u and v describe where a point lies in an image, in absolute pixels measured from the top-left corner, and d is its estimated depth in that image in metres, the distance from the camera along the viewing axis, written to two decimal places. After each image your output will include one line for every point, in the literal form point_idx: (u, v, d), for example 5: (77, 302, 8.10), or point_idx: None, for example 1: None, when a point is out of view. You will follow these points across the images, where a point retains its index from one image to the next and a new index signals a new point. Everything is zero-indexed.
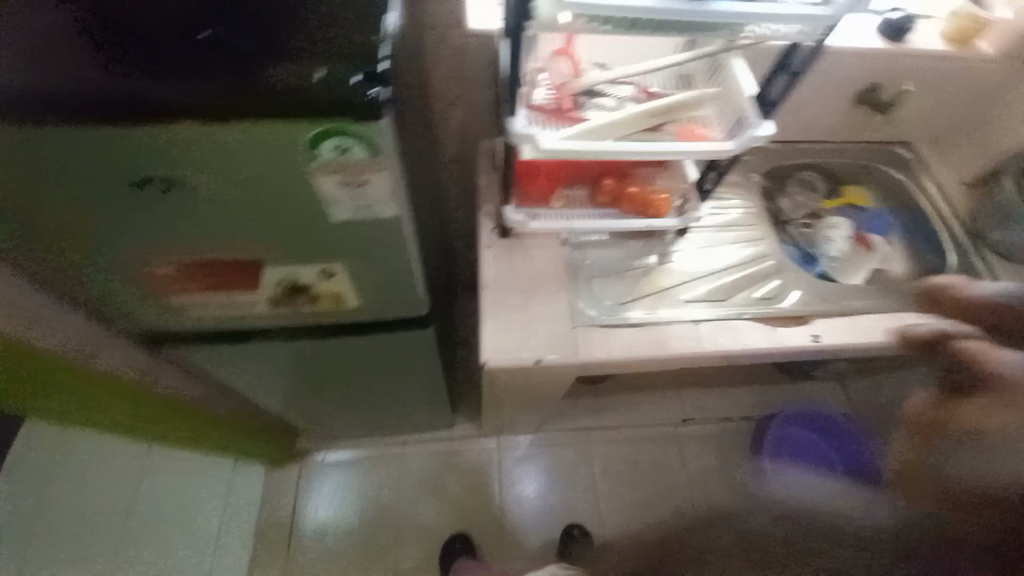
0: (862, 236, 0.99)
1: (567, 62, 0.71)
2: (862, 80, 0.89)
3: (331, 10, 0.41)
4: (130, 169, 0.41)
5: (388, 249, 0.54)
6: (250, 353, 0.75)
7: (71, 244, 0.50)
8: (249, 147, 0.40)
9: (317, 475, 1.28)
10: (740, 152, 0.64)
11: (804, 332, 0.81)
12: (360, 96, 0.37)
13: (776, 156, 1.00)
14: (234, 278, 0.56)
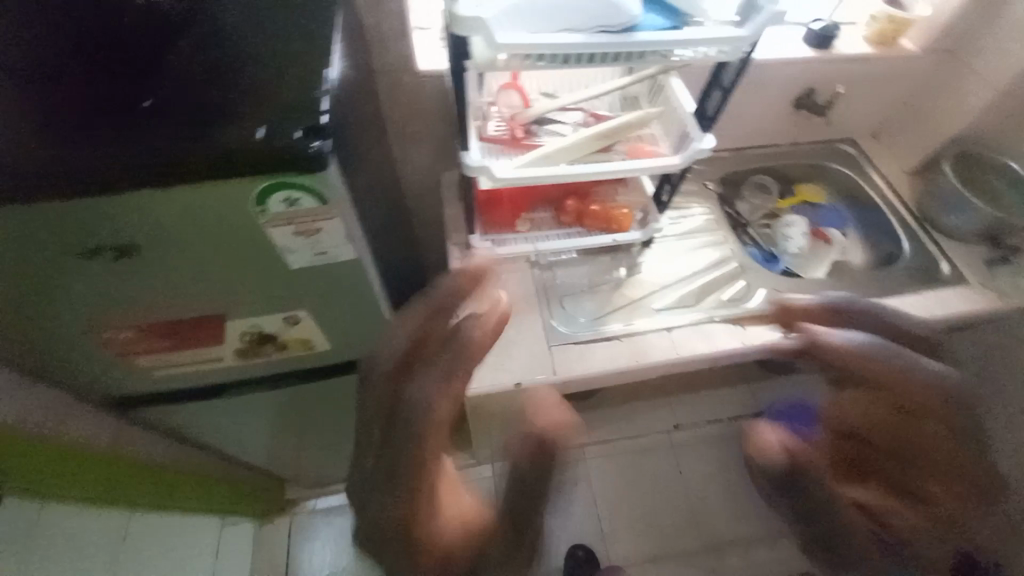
0: (820, 230, 1.03)
1: (517, 94, 0.74)
2: (798, 86, 0.94)
3: (272, 70, 0.43)
4: (81, 239, 0.42)
5: (350, 289, 0.55)
6: (225, 407, 0.74)
7: (23, 320, 0.49)
8: (200, 206, 0.41)
9: (310, 524, 1.24)
10: (688, 164, 0.67)
11: (775, 329, 0.83)
12: (301, 148, 0.38)
13: (728, 162, 1.05)
14: (198, 334, 0.56)
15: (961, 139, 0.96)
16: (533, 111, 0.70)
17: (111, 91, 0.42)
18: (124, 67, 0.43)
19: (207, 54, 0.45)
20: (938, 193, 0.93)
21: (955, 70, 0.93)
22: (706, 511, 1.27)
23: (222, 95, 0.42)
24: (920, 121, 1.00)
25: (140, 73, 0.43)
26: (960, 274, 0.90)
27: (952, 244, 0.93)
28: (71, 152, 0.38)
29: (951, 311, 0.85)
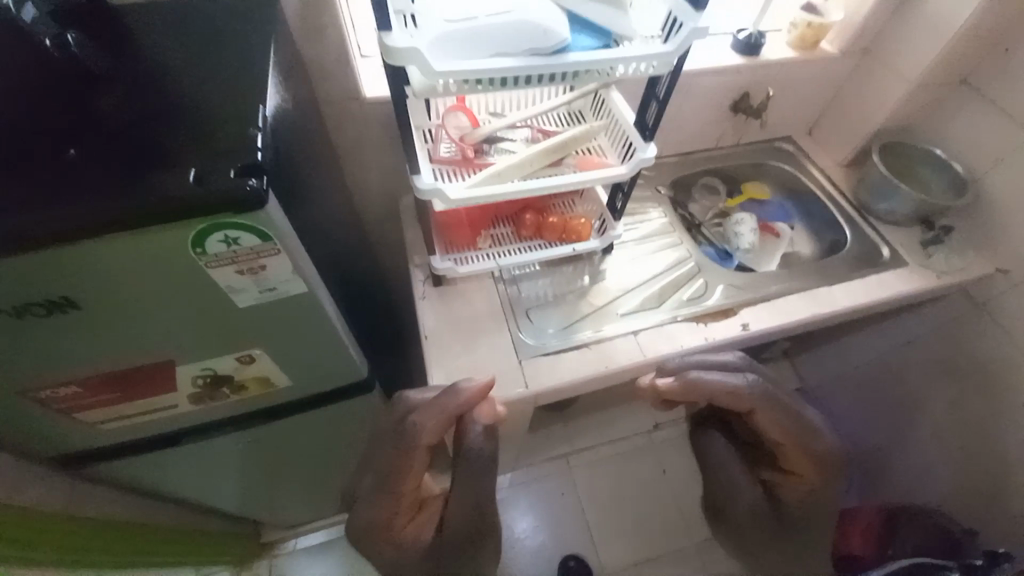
0: (769, 225, 1.08)
1: (464, 115, 0.75)
2: (733, 91, 0.99)
3: (204, 112, 0.44)
4: (8, 297, 0.40)
5: (306, 323, 0.55)
6: (185, 456, 0.71)
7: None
8: (138, 254, 0.41)
9: (292, 568, 1.19)
10: (634, 173, 0.69)
11: (734, 323, 0.86)
12: (237, 187, 0.39)
13: (676, 167, 1.09)
14: (149, 384, 0.54)
15: (884, 131, 1.03)
16: (482, 131, 0.71)
17: (34, 146, 0.41)
18: (49, 122, 0.42)
19: (143, 104, 0.45)
20: (871, 183, 0.99)
21: (869, 70, 1.01)
22: (692, 507, 1.29)
23: (156, 143, 0.42)
24: (846, 117, 1.07)
25: (67, 127, 0.42)
26: (900, 256, 0.95)
27: (888, 228, 0.99)
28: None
29: (892, 291, 0.90)
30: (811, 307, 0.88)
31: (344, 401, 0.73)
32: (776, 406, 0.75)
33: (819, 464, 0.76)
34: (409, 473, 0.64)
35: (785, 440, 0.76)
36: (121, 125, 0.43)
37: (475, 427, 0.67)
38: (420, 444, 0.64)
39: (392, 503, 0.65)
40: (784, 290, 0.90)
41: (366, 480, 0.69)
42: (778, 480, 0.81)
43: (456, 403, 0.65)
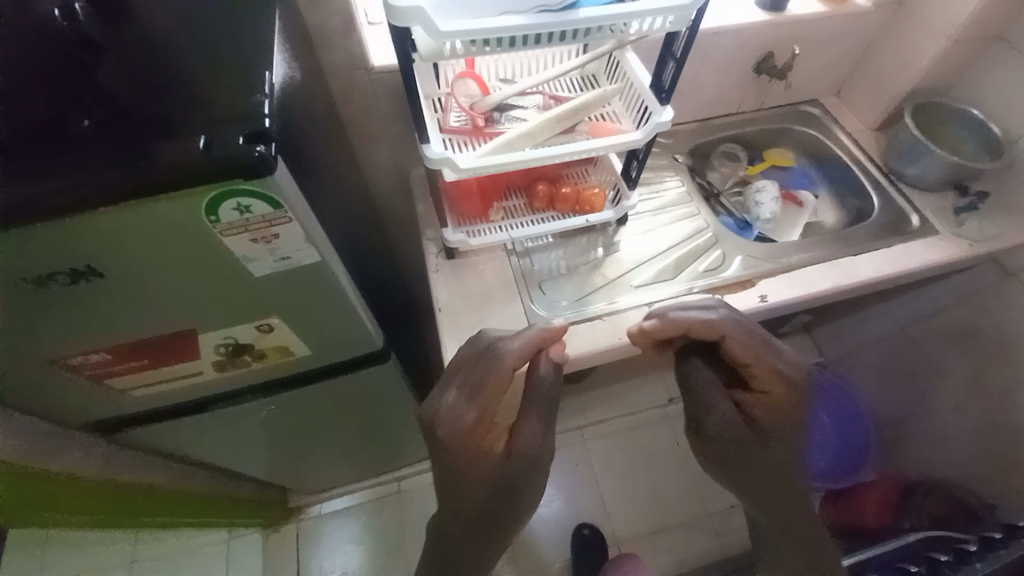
0: (792, 194, 1.04)
1: (474, 81, 0.73)
2: (757, 52, 0.95)
3: (211, 80, 0.44)
4: (35, 266, 0.41)
5: (321, 293, 0.56)
6: (211, 424, 0.74)
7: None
8: (154, 223, 0.42)
9: (319, 529, 1.25)
10: (649, 138, 0.67)
11: (752, 294, 0.84)
12: (245, 153, 0.39)
13: (693, 134, 1.06)
14: (173, 352, 0.56)
15: (916, 92, 0.98)
16: (492, 98, 0.69)
17: (44, 118, 0.41)
18: (58, 95, 0.43)
19: (149, 74, 0.45)
20: (901, 146, 0.95)
21: (903, 25, 0.94)
22: (706, 478, 1.30)
23: (163, 112, 0.42)
24: (875, 78, 1.01)
25: (75, 98, 0.43)
26: (929, 224, 0.91)
27: (918, 194, 0.95)
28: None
29: (918, 261, 0.87)
30: (832, 277, 0.85)
31: (360, 371, 0.75)
32: (746, 328, 0.70)
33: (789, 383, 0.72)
34: (495, 400, 0.64)
35: (755, 360, 0.70)
36: (127, 96, 0.43)
37: (546, 361, 0.68)
38: (506, 367, 0.63)
39: (476, 420, 0.63)
40: (805, 260, 0.87)
41: (448, 397, 0.64)
42: (748, 402, 0.74)
43: (537, 335, 0.66)
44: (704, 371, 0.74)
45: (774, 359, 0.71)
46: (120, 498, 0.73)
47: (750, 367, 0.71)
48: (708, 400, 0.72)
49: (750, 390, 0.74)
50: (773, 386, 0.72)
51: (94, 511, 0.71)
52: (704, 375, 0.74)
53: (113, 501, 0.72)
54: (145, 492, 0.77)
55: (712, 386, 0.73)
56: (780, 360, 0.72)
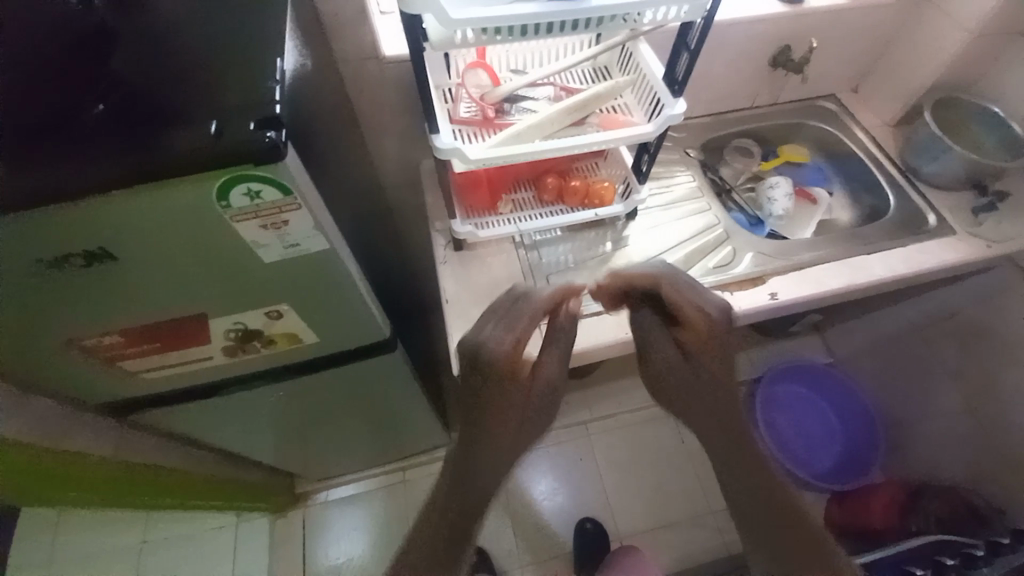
0: (806, 190, 1.03)
1: (485, 72, 0.73)
2: (773, 45, 0.93)
3: (223, 67, 0.44)
4: (53, 248, 0.42)
5: (329, 281, 0.56)
6: (220, 408, 0.75)
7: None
8: (166, 208, 0.42)
9: (325, 516, 1.26)
10: (661, 131, 0.66)
11: (762, 291, 0.83)
12: (256, 140, 0.40)
13: (706, 129, 1.04)
14: (184, 336, 0.57)
15: (937, 88, 0.95)
16: (503, 89, 0.69)
17: (61, 103, 0.42)
18: (75, 80, 0.44)
19: (163, 60, 0.45)
20: (919, 143, 0.93)
21: (925, 19, 0.92)
22: (710, 476, 1.30)
23: (177, 98, 0.42)
24: (894, 73, 0.99)
25: (91, 84, 0.43)
26: (946, 223, 0.89)
27: (935, 193, 0.93)
28: (18, 167, 0.38)
29: (934, 261, 0.85)
30: (845, 276, 0.84)
31: (367, 360, 0.76)
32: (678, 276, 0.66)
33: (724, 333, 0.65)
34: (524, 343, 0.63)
35: (682, 301, 0.64)
36: (141, 82, 0.44)
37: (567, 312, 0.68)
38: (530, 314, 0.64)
39: (516, 346, 0.61)
40: (817, 258, 0.86)
41: (486, 325, 0.62)
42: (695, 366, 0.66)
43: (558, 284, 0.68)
44: (643, 313, 0.69)
45: (704, 299, 0.65)
46: (128, 479, 0.74)
47: (679, 310, 0.65)
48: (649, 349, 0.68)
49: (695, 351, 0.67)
50: (707, 325, 0.64)
51: (104, 489, 0.72)
52: (643, 317, 0.69)
53: (124, 482, 0.74)
54: (154, 473, 0.78)
55: (649, 328, 0.68)
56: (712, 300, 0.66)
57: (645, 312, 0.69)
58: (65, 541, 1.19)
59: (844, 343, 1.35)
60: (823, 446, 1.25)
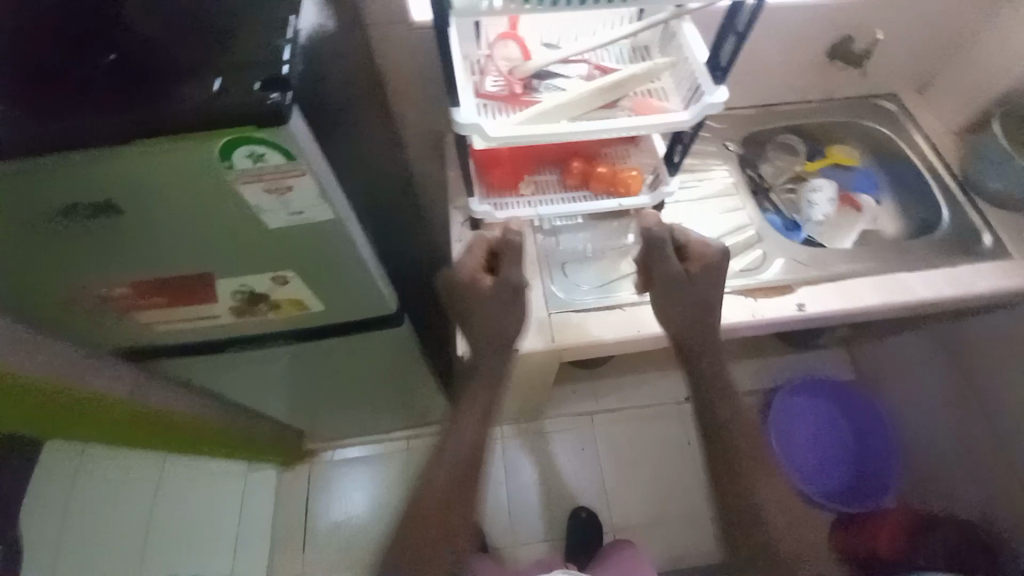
0: (851, 196, 0.95)
1: (516, 45, 0.70)
2: (831, 34, 0.86)
3: (235, 22, 0.44)
4: (62, 197, 0.43)
5: (334, 250, 0.56)
6: (229, 364, 0.77)
7: (14, 275, 0.52)
8: (171, 167, 0.42)
9: (330, 474, 1.30)
10: (696, 121, 0.62)
11: (789, 302, 0.78)
12: (260, 100, 0.39)
13: (749, 121, 0.97)
14: (192, 293, 0.58)
15: (1012, 94, 0.87)
16: (532, 64, 0.66)
17: (80, 53, 0.42)
18: (92, 29, 0.44)
19: (182, 14, 0.45)
20: (984, 154, 0.84)
21: (1009, 14, 0.83)
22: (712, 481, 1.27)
23: (188, 53, 0.42)
24: (965, 74, 0.90)
25: (111, 35, 0.43)
26: (1004, 246, 0.81)
27: (995, 211, 0.85)
28: (33, 115, 0.39)
29: (983, 287, 0.78)
30: (882, 294, 0.78)
31: (373, 332, 0.75)
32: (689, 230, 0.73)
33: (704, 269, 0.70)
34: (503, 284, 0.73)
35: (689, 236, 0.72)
36: (156, 34, 0.43)
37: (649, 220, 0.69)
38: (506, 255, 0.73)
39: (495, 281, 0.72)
40: (853, 271, 0.80)
41: (470, 259, 0.73)
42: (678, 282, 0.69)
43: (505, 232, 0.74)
44: (670, 263, 0.69)
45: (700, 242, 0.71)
46: (140, 425, 0.75)
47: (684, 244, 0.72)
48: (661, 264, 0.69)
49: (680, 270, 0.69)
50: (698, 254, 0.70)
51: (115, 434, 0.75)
52: (674, 269, 0.69)
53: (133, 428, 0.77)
54: (169, 422, 0.80)
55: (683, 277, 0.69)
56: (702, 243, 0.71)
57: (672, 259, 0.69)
58: (88, 473, 1.27)
59: (870, 360, 1.29)
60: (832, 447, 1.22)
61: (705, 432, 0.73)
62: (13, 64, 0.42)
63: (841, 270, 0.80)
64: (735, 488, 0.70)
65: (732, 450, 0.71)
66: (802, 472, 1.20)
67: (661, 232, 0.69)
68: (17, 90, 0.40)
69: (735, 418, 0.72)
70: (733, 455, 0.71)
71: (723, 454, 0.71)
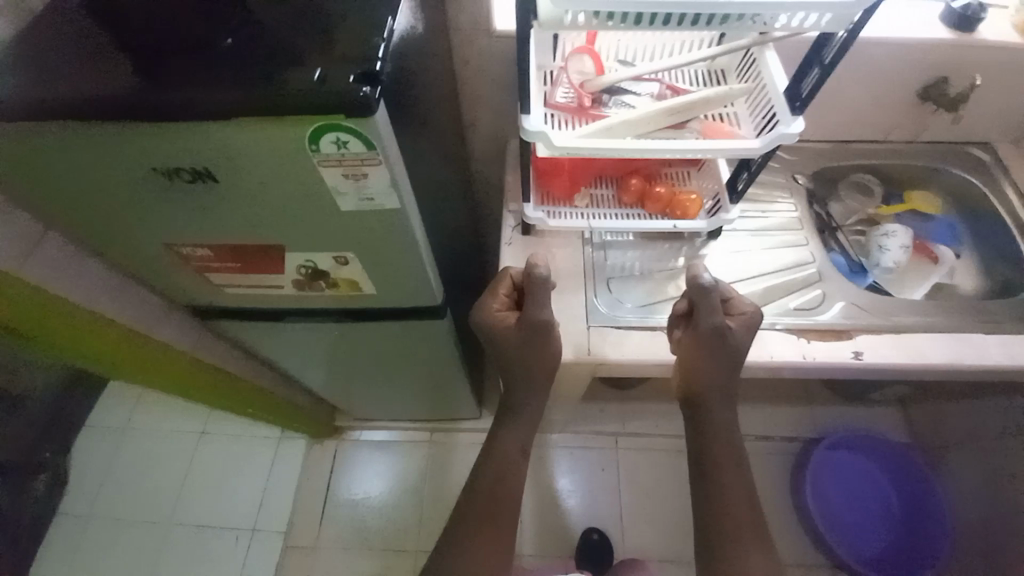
0: (927, 246, 0.89)
1: (591, 59, 0.71)
2: (925, 74, 0.81)
3: (337, 20, 0.47)
4: (169, 160, 0.48)
5: (395, 238, 0.59)
6: (281, 333, 0.82)
7: (114, 226, 0.58)
8: (264, 145, 0.46)
9: (355, 452, 1.34)
10: (769, 150, 0.60)
11: (845, 348, 0.73)
12: (351, 92, 0.42)
13: (823, 155, 0.93)
14: (262, 262, 0.63)
15: None
16: (604, 79, 0.66)
17: (202, 35, 0.47)
18: (214, 16, 0.49)
19: (292, 8, 0.49)
20: None
21: None
22: None
23: (294, 43, 0.46)
24: None
25: (229, 22, 0.48)
26: None
27: None
28: (150, 84, 0.44)
29: None
30: (951, 353, 0.72)
31: (417, 321, 0.78)
32: (731, 291, 0.75)
33: (746, 325, 0.71)
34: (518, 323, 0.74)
35: (735, 295, 0.74)
36: (269, 22, 0.48)
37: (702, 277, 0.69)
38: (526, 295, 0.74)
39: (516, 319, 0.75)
40: (921, 326, 0.75)
41: (493, 298, 0.76)
42: (717, 330, 0.69)
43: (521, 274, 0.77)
44: (716, 314, 0.69)
45: (741, 304, 0.73)
46: (172, 373, 0.80)
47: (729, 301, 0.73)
48: (708, 313, 0.69)
49: (722, 322, 0.69)
50: (745, 315, 0.72)
51: (174, 381, 0.82)
52: (719, 321, 0.69)
53: (191, 379, 0.83)
54: (204, 374, 0.86)
55: (728, 331, 0.70)
56: (742, 303, 0.74)
57: (718, 312, 0.69)
58: None
59: (927, 424, 1.19)
60: (857, 510, 1.16)
61: (703, 467, 0.77)
62: (145, 39, 0.47)
63: (908, 322, 0.75)
64: (715, 514, 0.75)
65: (718, 482, 0.76)
66: (837, 534, 1.11)
67: (708, 282, 0.68)
68: (141, 61, 0.45)
69: (730, 456, 0.77)
70: (721, 492, 0.75)
71: (708, 482, 0.77)
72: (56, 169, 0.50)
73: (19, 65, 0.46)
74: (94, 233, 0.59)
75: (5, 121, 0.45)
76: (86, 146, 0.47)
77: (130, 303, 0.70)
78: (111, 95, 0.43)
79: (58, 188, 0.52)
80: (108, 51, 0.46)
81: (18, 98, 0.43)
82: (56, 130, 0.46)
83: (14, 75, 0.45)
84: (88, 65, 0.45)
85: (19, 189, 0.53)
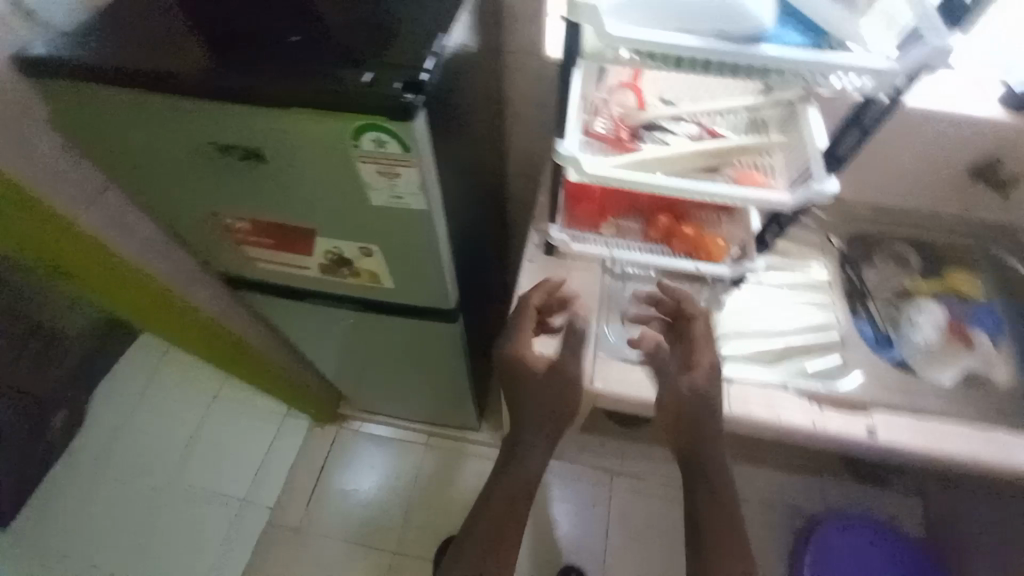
0: (965, 331, 0.82)
1: (633, 96, 0.73)
2: (976, 152, 0.79)
3: (395, 32, 0.51)
4: (226, 137, 0.53)
5: (418, 238, 0.61)
6: (300, 313, 0.86)
7: (167, 189, 0.63)
8: (310, 134, 0.50)
9: (353, 442, 1.37)
10: (799, 204, 0.59)
11: (859, 423, 0.70)
12: (396, 97, 0.45)
13: (862, 220, 0.91)
14: (293, 242, 0.66)
15: None
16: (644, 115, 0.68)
17: (274, 30, 0.52)
18: (288, 14, 0.54)
19: (356, 16, 0.53)
20: None
21: None
22: None
23: (352, 47, 0.50)
24: None
25: (300, 22, 0.53)
26: None
27: None
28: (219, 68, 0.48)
29: None
30: (975, 446, 0.68)
31: (429, 322, 0.80)
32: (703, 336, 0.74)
33: (706, 372, 0.70)
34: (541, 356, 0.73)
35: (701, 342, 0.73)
36: (335, 27, 0.52)
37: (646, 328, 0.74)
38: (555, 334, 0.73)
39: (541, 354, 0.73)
40: (944, 411, 0.71)
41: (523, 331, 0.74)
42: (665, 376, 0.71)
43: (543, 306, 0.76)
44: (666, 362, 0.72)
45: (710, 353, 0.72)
46: (197, 331, 0.85)
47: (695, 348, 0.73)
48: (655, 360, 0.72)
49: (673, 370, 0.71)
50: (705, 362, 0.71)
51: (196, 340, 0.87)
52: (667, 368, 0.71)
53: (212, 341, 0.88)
54: (219, 339, 0.89)
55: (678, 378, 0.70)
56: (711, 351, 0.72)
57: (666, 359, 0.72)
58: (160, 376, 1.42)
59: (945, 520, 1.11)
60: None
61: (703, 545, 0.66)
62: (223, 27, 0.52)
63: (930, 404, 0.71)
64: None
65: None
66: None
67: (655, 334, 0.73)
68: (216, 47, 0.50)
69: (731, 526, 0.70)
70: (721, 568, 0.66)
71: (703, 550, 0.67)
72: (127, 131, 0.55)
73: (111, 37, 0.51)
74: (149, 193, 0.65)
75: (91, 83, 0.50)
76: (155, 114, 0.52)
77: (169, 263, 0.75)
78: (183, 72, 0.47)
79: (125, 148, 0.58)
80: (190, 34, 0.51)
81: (104, 65, 0.48)
82: (132, 97, 0.51)
83: (108, 45, 0.51)
84: (170, 44, 0.50)
85: (90, 145, 0.59)
